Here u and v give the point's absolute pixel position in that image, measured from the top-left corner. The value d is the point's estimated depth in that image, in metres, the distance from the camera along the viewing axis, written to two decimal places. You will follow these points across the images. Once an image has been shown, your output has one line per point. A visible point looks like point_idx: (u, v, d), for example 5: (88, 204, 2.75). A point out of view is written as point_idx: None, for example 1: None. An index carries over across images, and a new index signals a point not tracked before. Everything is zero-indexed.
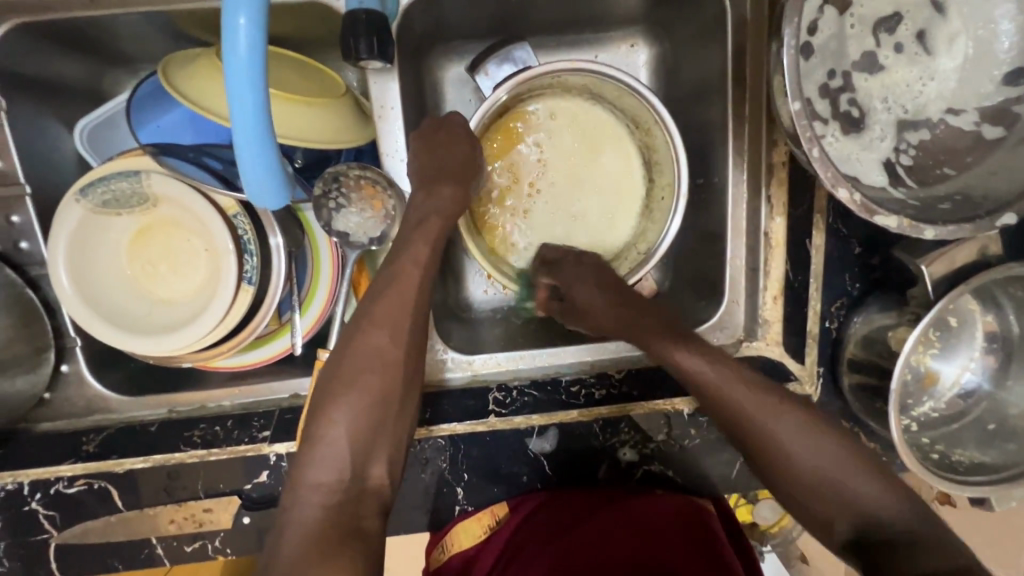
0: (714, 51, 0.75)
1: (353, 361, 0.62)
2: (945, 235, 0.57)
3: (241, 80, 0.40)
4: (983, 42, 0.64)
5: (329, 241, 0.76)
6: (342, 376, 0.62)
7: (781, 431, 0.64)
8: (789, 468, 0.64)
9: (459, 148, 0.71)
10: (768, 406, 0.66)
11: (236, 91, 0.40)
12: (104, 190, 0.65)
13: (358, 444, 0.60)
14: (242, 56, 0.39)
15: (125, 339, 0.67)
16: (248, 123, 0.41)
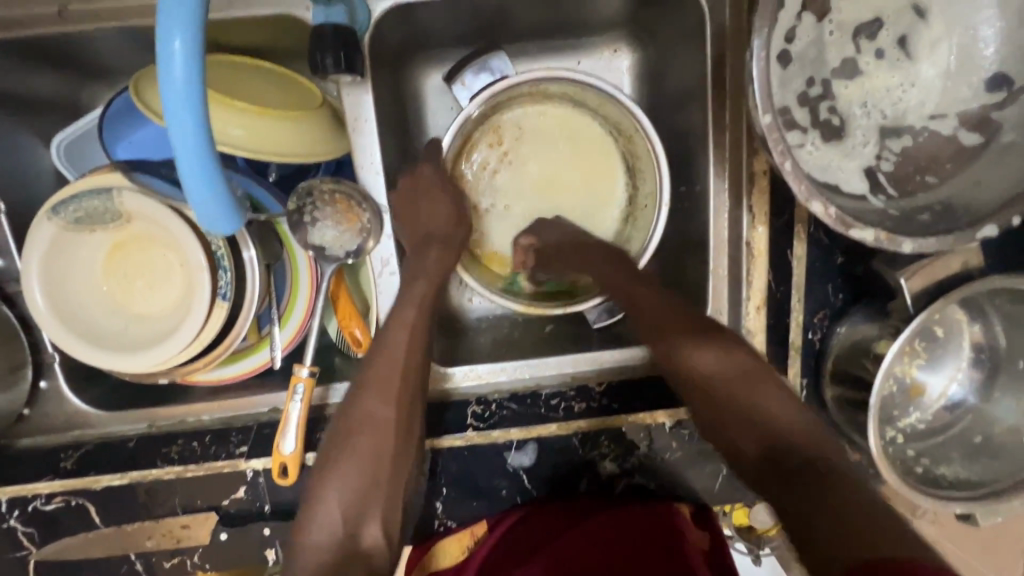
0: (695, 58, 0.74)
1: (348, 425, 0.61)
2: (922, 248, 0.55)
3: (178, 105, 0.37)
4: (967, 47, 0.62)
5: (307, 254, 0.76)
6: (339, 440, 0.61)
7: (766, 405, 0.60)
8: (769, 437, 0.58)
9: (441, 207, 0.72)
10: (758, 382, 0.62)
11: (175, 117, 0.38)
12: (76, 208, 0.64)
13: (352, 508, 0.58)
14: (179, 82, 0.37)
15: (98, 356, 0.66)
16: (188, 149, 0.39)
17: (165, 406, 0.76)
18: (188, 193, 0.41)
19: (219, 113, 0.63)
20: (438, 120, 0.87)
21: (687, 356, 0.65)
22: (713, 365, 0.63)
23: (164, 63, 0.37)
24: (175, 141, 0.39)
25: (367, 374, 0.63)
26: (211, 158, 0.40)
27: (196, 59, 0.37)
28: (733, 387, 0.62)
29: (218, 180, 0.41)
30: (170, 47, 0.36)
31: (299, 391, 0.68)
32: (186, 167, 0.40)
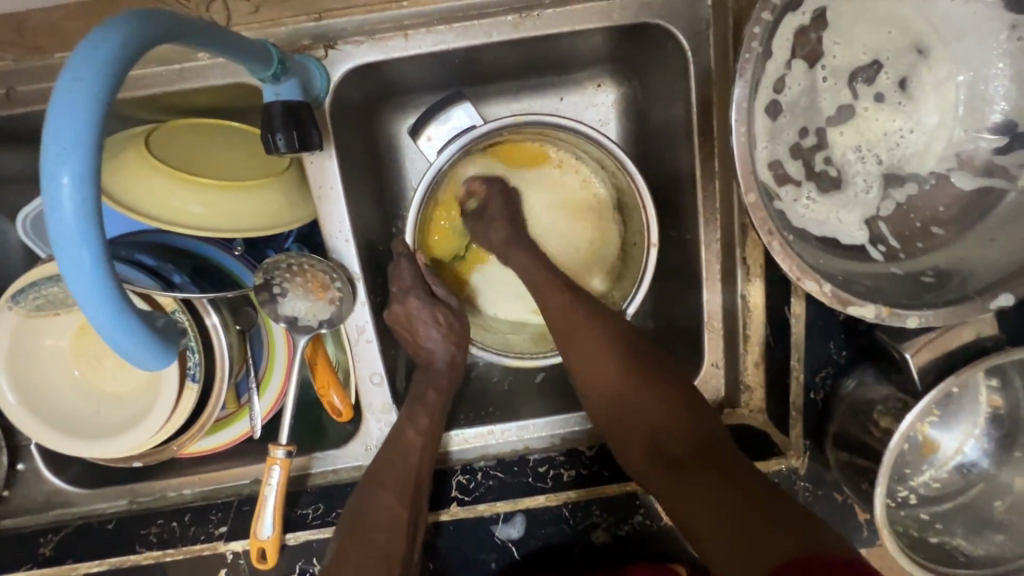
0: (679, 100, 0.69)
1: (363, 524, 0.62)
2: (930, 322, 0.52)
3: (71, 240, 0.30)
4: (976, 89, 0.57)
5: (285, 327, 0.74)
6: (350, 542, 0.61)
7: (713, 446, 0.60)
8: (718, 478, 0.57)
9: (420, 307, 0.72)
10: (707, 428, 0.63)
11: (68, 254, 0.30)
12: (36, 296, 0.63)
13: None
14: (69, 213, 0.30)
15: (69, 444, 0.64)
16: (91, 290, 0.31)
17: (146, 480, 0.74)
18: (104, 339, 0.34)
19: (178, 191, 0.60)
20: (415, 166, 0.81)
21: (645, 397, 0.65)
22: (669, 407, 0.64)
23: (51, 198, 0.30)
24: (72, 282, 0.31)
25: (380, 476, 0.66)
26: (119, 296, 0.32)
27: (91, 187, 0.31)
28: (689, 432, 0.62)
29: (132, 320, 0.33)
30: (57, 178, 0.30)
31: (274, 474, 0.66)
32: (91, 312, 0.32)
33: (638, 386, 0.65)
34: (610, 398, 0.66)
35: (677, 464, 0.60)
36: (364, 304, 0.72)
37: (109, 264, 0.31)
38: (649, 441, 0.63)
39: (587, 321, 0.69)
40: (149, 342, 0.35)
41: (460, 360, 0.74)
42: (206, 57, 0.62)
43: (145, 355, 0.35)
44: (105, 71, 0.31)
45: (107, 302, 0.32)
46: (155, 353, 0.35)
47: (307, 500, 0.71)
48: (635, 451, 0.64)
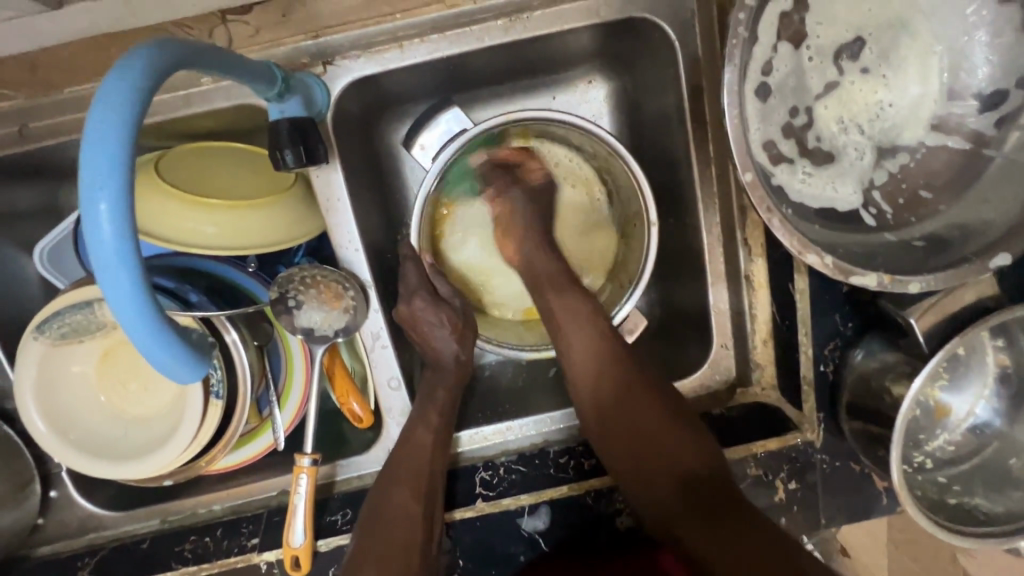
0: (670, 89, 0.70)
1: (382, 521, 0.64)
2: (932, 285, 0.53)
3: (109, 262, 0.32)
4: (958, 58, 0.59)
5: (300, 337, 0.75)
6: (371, 539, 0.63)
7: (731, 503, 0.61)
8: (734, 523, 0.59)
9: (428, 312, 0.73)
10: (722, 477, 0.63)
11: (109, 276, 0.32)
12: (60, 324, 0.65)
13: None
14: (108, 238, 0.32)
15: (98, 468, 0.66)
16: (131, 310, 0.33)
17: (176, 499, 0.76)
18: (144, 355, 0.35)
19: (190, 213, 0.61)
20: (416, 174, 0.83)
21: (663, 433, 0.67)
22: (684, 446, 0.66)
23: (91, 223, 0.32)
24: (115, 301, 0.33)
25: (395, 472, 0.67)
26: (157, 314, 0.34)
27: (126, 211, 0.32)
28: (705, 475, 0.64)
29: (170, 336, 0.35)
30: (95, 205, 0.31)
31: (302, 483, 0.67)
32: (131, 332, 0.34)
33: (652, 425, 0.67)
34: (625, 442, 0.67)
35: (704, 506, 0.62)
36: (377, 311, 0.73)
37: (148, 282, 0.33)
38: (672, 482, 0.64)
39: (599, 361, 0.70)
40: (185, 357, 0.37)
41: (467, 360, 0.75)
42: (210, 82, 0.64)
43: (183, 369, 0.37)
44: (130, 101, 0.33)
45: (147, 318, 0.33)
46: (192, 366, 0.37)
47: (335, 507, 0.72)
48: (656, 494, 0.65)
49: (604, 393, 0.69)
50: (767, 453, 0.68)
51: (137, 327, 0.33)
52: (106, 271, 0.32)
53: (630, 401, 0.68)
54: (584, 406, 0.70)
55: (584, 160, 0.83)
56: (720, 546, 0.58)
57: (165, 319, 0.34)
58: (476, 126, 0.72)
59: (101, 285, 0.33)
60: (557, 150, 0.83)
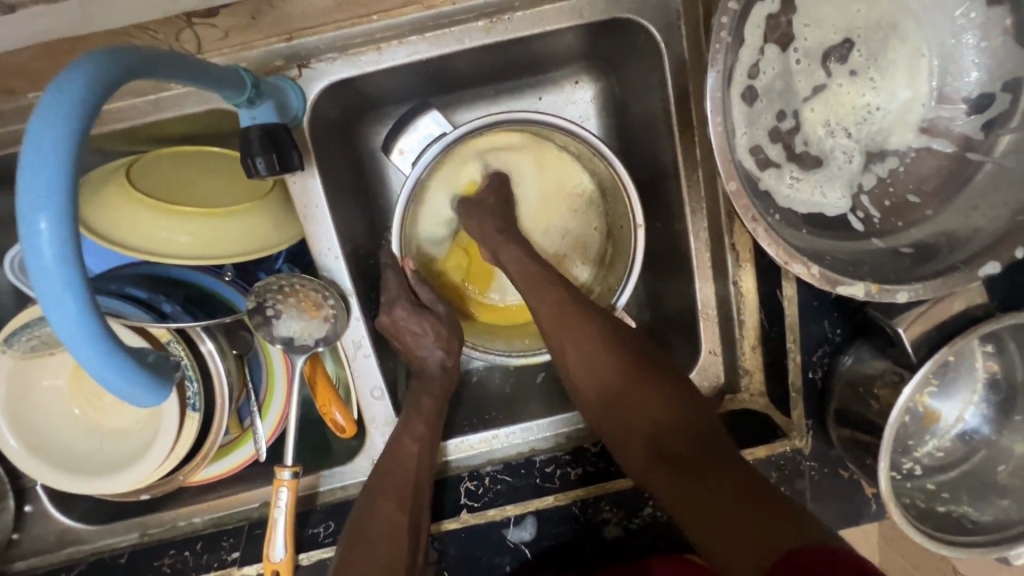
0: (656, 91, 0.69)
1: (366, 534, 0.63)
2: (920, 294, 0.52)
3: (52, 284, 0.30)
4: (947, 60, 0.57)
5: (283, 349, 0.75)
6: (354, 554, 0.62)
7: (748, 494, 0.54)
8: (714, 480, 0.56)
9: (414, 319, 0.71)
10: (711, 442, 0.60)
11: (53, 300, 0.30)
12: (29, 336, 0.63)
13: None
14: (50, 260, 0.30)
15: (71, 483, 0.64)
16: (79, 334, 0.31)
17: (156, 512, 0.75)
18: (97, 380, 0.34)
19: (163, 222, 0.60)
20: (399, 177, 0.82)
21: (647, 394, 0.64)
22: (667, 410, 0.63)
23: (31, 246, 0.30)
24: (61, 326, 0.31)
25: (382, 483, 0.66)
26: (108, 338, 0.32)
27: (69, 232, 0.31)
28: (687, 431, 0.61)
29: (123, 360, 0.33)
30: (35, 225, 0.30)
31: (282, 496, 0.66)
32: (81, 358, 0.32)
33: (631, 383, 0.65)
34: (604, 406, 0.66)
35: (676, 462, 0.59)
36: (359, 320, 0.72)
37: (95, 305, 0.31)
38: (645, 440, 0.62)
39: (585, 326, 0.67)
40: (142, 381, 0.35)
41: (453, 366, 0.74)
42: (180, 86, 0.62)
43: (141, 393, 0.35)
44: (72, 116, 0.31)
45: (96, 343, 0.32)
46: (150, 391, 0.35)
47: (317, 518, 0.70)
48: (626, 450, 0.63)
49: (580, 365, 0.67)
50: (755, 461, 0.67)
51: (85, 353, 0.32)
52: (48, 296, 0.30)
53: (607, 358, 0.66)
54: (569, 375, 0.68)
55: (569, 160, 0.81)
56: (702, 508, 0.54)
57: (116, 343, 0.32)
58: (456, 130, 0.70)
59: (45, 309, 0.31)
60: (551, 148, 0.80)
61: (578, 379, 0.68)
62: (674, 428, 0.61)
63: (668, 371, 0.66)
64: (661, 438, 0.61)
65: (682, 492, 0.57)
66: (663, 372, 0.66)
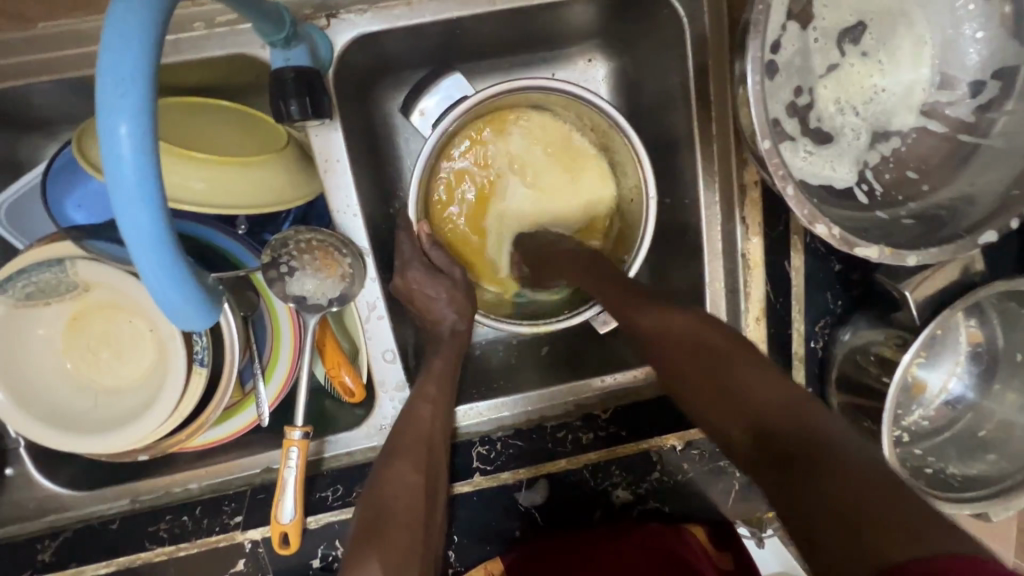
0: (675, 67, 0.71)
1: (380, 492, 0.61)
2: (927, 258, 0.55)
3: (125, 183, 0.30)
4: (949, 47, 0.62)
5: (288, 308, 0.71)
6: (370, 514, 0.59)
7: (868, 498, 0.39)
8: (806, 486, 0.42)
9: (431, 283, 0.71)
10: (814, 436, 0.45)
11: (124, 200, 0.30)
12: (26, 283, 0.59)
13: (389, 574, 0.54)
14: (126, 157, 0.29)
15: (66, 441, 0.61)
16: (147, 239, 0.31)
17: (148, 478, 0.71)
18: (152, 293, 0.33)
19: (177, 167, 0.57)
20: (410, 145, 0.82)
21: (744, 377, 0.52)
22: (778, 409, 0.48)
23: (109, 140, 0.29)
24: (129, 230, 0.30)
25: (395, 445, 0.65)
26: (175, 249, 0.32)
27: (148, 133, 0.30)
28: (767, 423, 0.48)
29: (185, 275, 0.33)
30: (114, 121, 0.29)
31: (293, 456, 0.64)
32: (143, 265, 0.31)
33: (645, 307, 0.63)
34: (711, 387, 0.54)
35: (780, 459, 0.46)
36: (374, 280, 0.70)
37: (166, 212, 0.31)
38: (742, 434, 0.51)
39: (633, 293, 0.65)
40: (196, 300, 0.34)
41: (464, 330, 0.73)
42: (202, 28, 0.60)
43: (194, 312, 0.34)
44: (154, 16, 0.30)
45: (161, 252, 0.31)
46: (202, 312, 0.34)
47: (323, 483, 0.68)
48: (729, 441, 0.52)
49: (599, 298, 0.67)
50: None
51: (150, 261, 0.31)
52: (120, 196, 0.30)
53: (617, 299, 0.65)
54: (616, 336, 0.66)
55: (580, 135, 0.82)
56: (828, 511, 0.40)
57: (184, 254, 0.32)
58: (479, 93, 0.70)
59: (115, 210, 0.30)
60: (565, 126, 0.82)
61: (638, 340, 0.63)
62: (771, 437, 0.48)
63: (756, 349, 0.55)
64: (755, 437, 0.49)
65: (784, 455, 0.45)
66: (761, 355, 0.55)
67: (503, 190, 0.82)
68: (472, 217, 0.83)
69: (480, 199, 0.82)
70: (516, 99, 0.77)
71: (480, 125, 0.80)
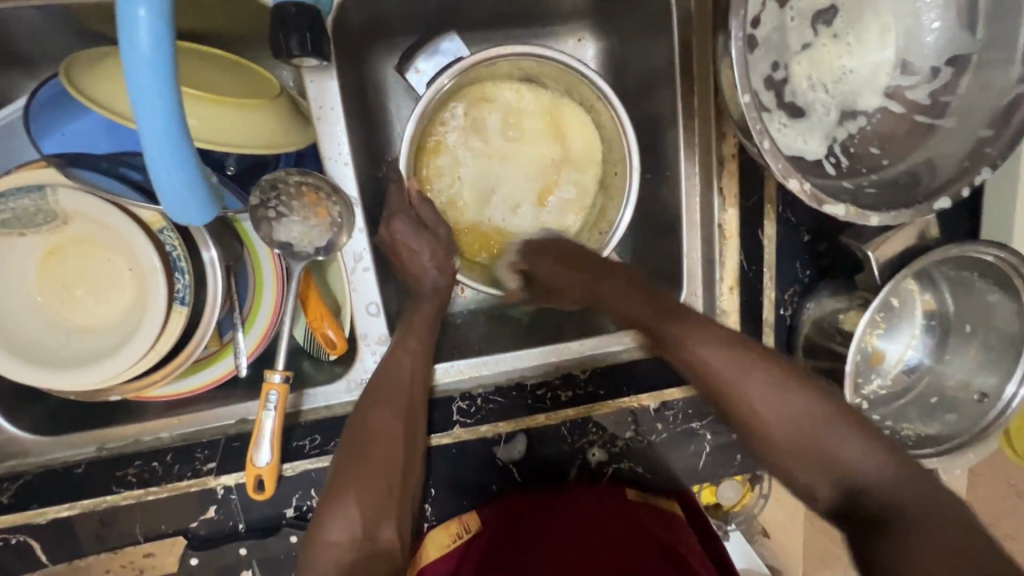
0: (661, 43, 0.74)
1: (358, 437, 0.60)
2: (888, 220, 0.60)
3: (147, 84, 0.36)
4: (911, 34, 0.67)
5: (271, 256, 0.70)
6: (349, 457, 0.59)
7: (974, 555, 0.46)
8: (915, 541, 0.48)
9: (423, 240, 0.71)
10: (919, 504, 0.51)
11: (143, 97, 0.36)
12: (3, 209, 0.58)
13: (369, 512, 0.56)
14: (145, 57, 0.35)
15: (37, 375, 0.60)
16: (160, 134, 0.37)
17: (118, 425, 0.69)
18: (155, 183, 0.40)
19: None
20: (400, 111, 0.83)
21: (839, 443, 0.56)
22: (890, 483, 0.53)
23: (128, 39, 0.35)
24: (144, 123, 0.37)
25: (375, 391, 0.64)
26: (184, 146, 0.39)
27: (164, 37, 0.36)
28: (878, 487, 0.53)
29: (192, 169, 0.40)
30: (136, 23, 0.35)
31: (272, 399, 0.64)
32: (154, 147, 0.38)
33: (733, 360, 0.62)
34: (795, 445, 0.58)
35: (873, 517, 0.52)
36: (362, 232, 0.71)
37: (178, 112, 0.37)
38: (832, 494, 0.56)
39: (735, 344, 0.64)
40: (198, 194, 0.42)
41: (448, 286, 0.73)
42: None
43: (195, 205, 0.42)
44: None
45: (172, 147, 0.38)
46: (203, 205, 0.42)
47: (302, 433, 0.68)
48: (814, 497, 0.58)
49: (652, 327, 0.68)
50: None
51: (160, 155, 0.38)
52: (135, 93, 0.36)
53: (704, 342, 0.64)
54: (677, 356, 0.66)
55: (567, 107, 0.84)
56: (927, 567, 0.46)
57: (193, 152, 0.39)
58: (474, 55, 0.71)
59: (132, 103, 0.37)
60: (555, 101, 0.84)
61: (713, 387, 0.63)
62: (867, 493, 0.54)
63: (862, 418, 0.58)
64: (847, 497, 0.55)
65: (877, 545, 0.50)
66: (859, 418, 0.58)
67: (490, 157, 0.84)
68: (460, 182, 0.84)
69: (467, 164, 0.84)
70: (503, 70, 0.80)
71: (468, 93, 0.82)
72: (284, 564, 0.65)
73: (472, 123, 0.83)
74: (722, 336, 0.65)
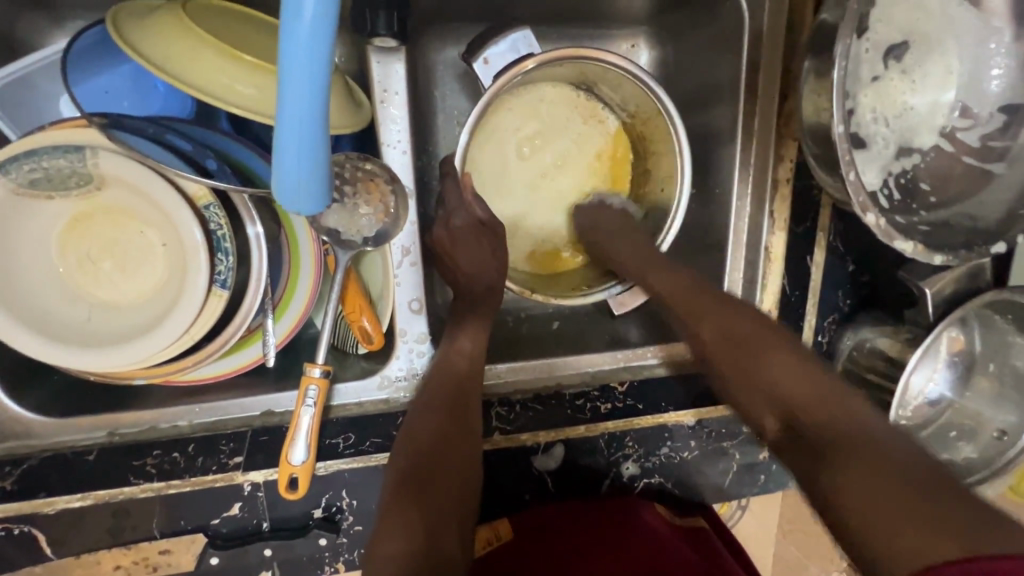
0: (725, 59, 0.73)
1: (411, 438, 0.59)
2: (950, 261, 0.62)
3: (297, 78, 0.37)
4: (972, 78, 0.68)
5: (309, 230, 0.64)
6: (408, 461, 0.57)
7: (917, 477, 0.43)
8: (855, 469, 0.45)
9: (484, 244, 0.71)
10: (869, 438, 0.47)
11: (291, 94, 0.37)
12: (32, 167, 0.53)
13: (431, 518, 0.53)
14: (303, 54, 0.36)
15: (58, 353, 0.54)
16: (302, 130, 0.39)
17: (130, 409, 0.63)
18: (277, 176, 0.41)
19: (224, 67, 0.52)
20: (446, 101, 0.80)
21: (780, 364, 0.57)
22: (828, 406, 0.51)
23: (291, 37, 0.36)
24: (288, 117, 0.38)
25: (430, 392, 0.63)
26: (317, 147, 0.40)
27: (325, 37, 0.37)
28: (818, 406, 0.52)
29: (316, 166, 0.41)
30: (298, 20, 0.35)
31: (311, 394, 0.60)
32: (288, 153, 0.40)
33: (697, 299, 0.66)
34: (738, 371, 0.59)
35: (818, 445, 0.49)
36: (412, 225, 0.68)
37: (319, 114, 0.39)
38: (777, 422, 0.55)
39: (699, 290, 0.67)
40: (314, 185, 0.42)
41: (500, 290, 0.72)
42: None
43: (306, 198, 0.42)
44: None
45: (306, 145, 0.40)
46: (316, 196, 0.43)
47: (335, 429, 0.64)
48: (763, 426, 0.56)
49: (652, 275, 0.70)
50: None
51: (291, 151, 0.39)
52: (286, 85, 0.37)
53: (672, 285, 0.68)
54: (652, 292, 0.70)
55: (614, 119, 0.82)
56: (863, 484, 0.44)
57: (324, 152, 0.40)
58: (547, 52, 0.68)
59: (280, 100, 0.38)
60: (608, 108, 0.82)
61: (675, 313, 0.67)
62: (806, 421, 0.52)
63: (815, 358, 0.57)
64: (787, 422, 0.53)
65: (819, 476, 0.48)
66: (806, 357, 0.57)
67: (536, 159, 0.81)
68: (503, 181, 0.81)
69: (509, 162, 0.80)
70: (564, 72, 0.77)
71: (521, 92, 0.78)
72: (307, 566, 0.62)
73: (521, 123, 0.80)
74: (689, 280, 0.69)
